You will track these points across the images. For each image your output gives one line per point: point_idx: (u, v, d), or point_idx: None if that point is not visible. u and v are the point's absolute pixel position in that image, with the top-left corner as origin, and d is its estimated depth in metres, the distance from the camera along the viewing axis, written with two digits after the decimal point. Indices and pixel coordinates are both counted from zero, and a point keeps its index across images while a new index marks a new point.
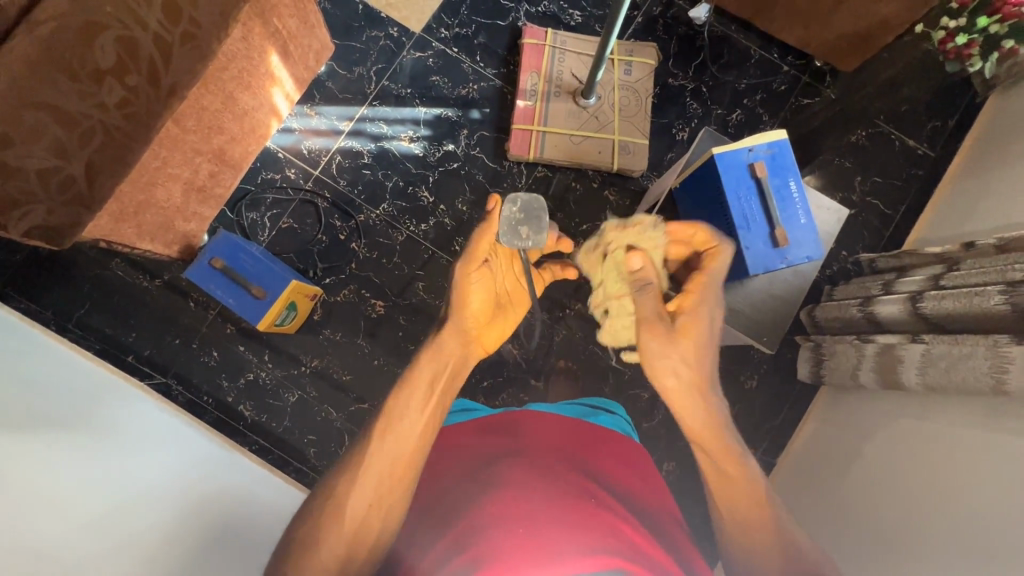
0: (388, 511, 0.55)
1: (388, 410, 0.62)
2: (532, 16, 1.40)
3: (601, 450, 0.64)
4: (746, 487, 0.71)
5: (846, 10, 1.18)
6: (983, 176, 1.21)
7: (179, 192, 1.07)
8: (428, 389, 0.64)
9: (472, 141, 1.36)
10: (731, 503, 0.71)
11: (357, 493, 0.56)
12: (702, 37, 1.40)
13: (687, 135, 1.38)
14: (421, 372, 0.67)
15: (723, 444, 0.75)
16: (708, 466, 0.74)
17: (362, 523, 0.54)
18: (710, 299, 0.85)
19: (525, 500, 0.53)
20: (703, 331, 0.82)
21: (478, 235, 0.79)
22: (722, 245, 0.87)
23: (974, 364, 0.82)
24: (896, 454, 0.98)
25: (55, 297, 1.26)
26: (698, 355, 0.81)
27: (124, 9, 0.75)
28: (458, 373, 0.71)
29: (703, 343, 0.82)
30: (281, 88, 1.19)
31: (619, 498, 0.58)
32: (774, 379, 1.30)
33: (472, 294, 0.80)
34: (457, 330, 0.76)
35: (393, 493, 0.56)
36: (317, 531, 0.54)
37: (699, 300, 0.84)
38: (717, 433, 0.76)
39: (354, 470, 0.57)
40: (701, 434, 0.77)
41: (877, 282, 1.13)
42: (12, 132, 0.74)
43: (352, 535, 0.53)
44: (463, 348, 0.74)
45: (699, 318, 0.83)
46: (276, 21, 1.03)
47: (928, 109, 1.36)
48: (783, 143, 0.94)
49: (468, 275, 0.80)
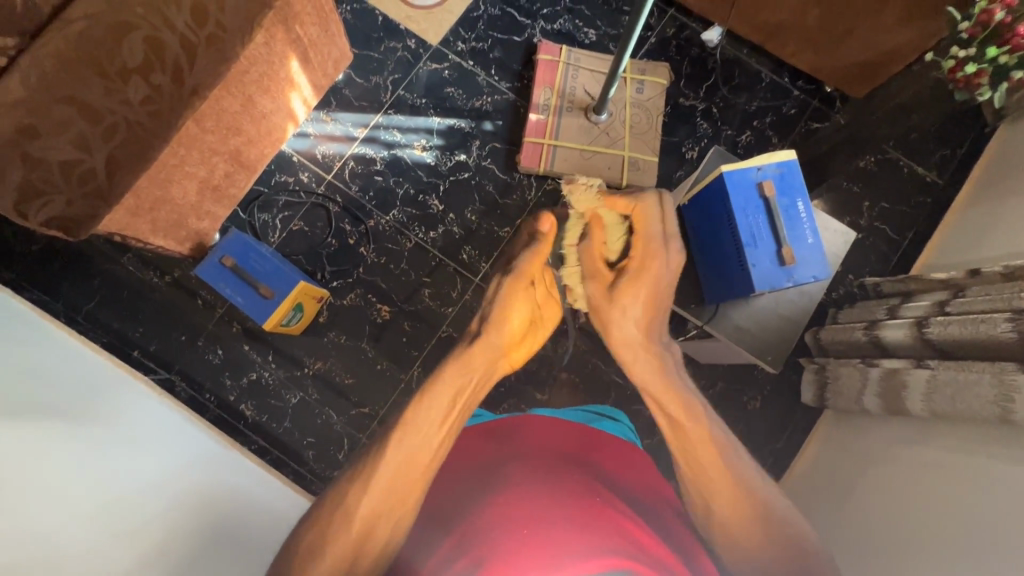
0: (398, 517, 0.46)
1: (406, 417, 0.49)
2: (547, 33, 1.43)
3: (604, 450, 0.62)
4: (707, 444, 0.51)
5: (857, 39, 1.20)
6: (991, 205, 1.22)
7: (194, 191, 1.09)
8: (453, 403, 0.51)
9: (483, 152, 1.38)
10: (689, 461, 0.51)
11: (370, 495, 0.46)
12: (714, 59, 1.42)
13: (696, 155, 1.39)
14: (450, 381, 0.52)
15: (680, 401, 0.53)
16: (674, 440, 0.52)
17: (369, 530, 0.45)
18: (659, 256, 0.62)
19: (528, 499, 0.53)
20: (659, 285, 0.60)
21: (529, 256, 0.63)
22: (640, 201, 0.65)
23: (980, 392, 0.82)
24: (900, 478, 0.97)
25: (66, 288, 1.28)
26: (652, 313, 0.59)
27: (153, 11, 0.78)
28: (486, 385, 0.55)
29: (657, 300, 0.60)
30: (300, 93, 1.22)
31: (622, 496, 0.56)
32: (777, 400, 1.29)
33: (515, 306, 0.60)
34: (489, 345, 0.56)
35: (407, 498, 0.47)
36: (319, 537, 0.44)
37: (646, 254, 0.62)
38: (667, 386, 0.54)
39: (366, 469, 0.47)
40: (656, 388, 0.54)
41: (882, 306, 1.13)
42: (38, 123, 0.76)
43: (357, 542, 0.44)
44: (494, 365, 0.56)
45: (649, 268, 0.61)
46: (298, 29, 1.06)
47: (937, 137, 1.38)
48: (792, 163, 0.95)
49: (514, 290, 0.60)
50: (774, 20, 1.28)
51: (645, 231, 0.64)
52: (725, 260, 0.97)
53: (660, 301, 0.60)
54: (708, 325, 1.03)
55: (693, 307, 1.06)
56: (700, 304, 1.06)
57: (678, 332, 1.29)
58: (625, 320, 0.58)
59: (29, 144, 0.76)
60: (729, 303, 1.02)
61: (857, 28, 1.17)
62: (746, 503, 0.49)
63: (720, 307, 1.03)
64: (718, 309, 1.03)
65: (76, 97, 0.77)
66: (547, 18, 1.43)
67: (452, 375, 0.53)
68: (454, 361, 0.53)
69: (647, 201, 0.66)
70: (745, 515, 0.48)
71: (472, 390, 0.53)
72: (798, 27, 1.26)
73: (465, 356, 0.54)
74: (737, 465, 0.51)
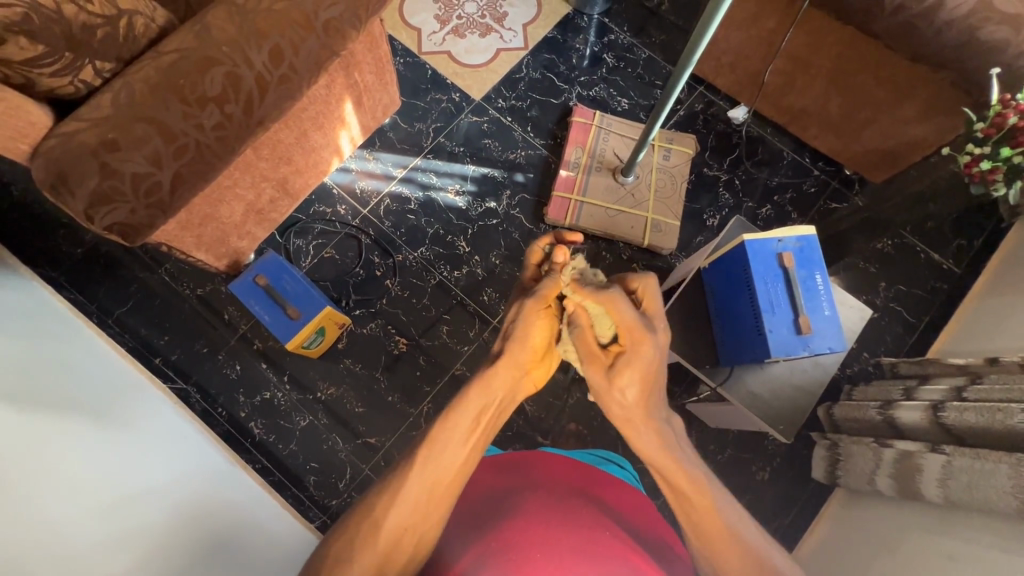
0: (425, 529, 0.49)
1: (432, 436, 0.52)
2: (583, 98, 1.53)
3: (612, 486, 0.62)
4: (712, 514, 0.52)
5: (877, 127, 1.27)
6: (1007, 296, 1.23)
7: (240, 212, 1.16)
8: (478, 421, 0.53)
9: (513, 201, 1.45)
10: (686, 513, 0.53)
11: (396, 511, 0.48)
12: (739, 135, 1.50)
13: (717, 223, 1.44)
14: (475, 402, 0.55)
15: (693, 487, 0.53)
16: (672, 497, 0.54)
17: (399, 537, 0.48)
18: (648, 340, 0.58)
19: (542, 523, 0.52)
20: (650, 370, 0.58)
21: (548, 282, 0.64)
22: (608, 293, 0.59)
23: (997, 482, 0.80)
24: (910, 565, 0.94)
25: (102, 292, 1.33)
26: (646, 392, 0.58)
27: (237, 50, 0.86)
28: (510, 402, 0.59)
29: (651, 379, 0.58)
30: (349, 131, 1.30)
31: (632, 532, 0.56)
32: (786, 472, 1.28)
33: (536, 328, 0.62)
34: (514, 362, 0.59)
35: (430, 514, 0.49)
36: (344, 552, 0.47)
37: (634, 339, 0.58)
38: (668, 461, 0.55)
39: (391, 488, 0.49)
40: (655, 459, 0.55)
41: (898, 387, 1.13)
42: (120, 138, 0.82)
43: (386, 549, 0.47)
44: (515, 382, 0.59)
45: (639, 359, 0.58)
46: (357, 75, 1.16)
47: (954, 228, 1.42)
48: (811, 238, 0.99)
49: (534, 315, 0.62)
50: (799, 105, 1.36)
51: (622, 318, 0.58)
52: (743, 324, 0.99)
53: (657, 381, 0.59)
54: (721, 387, 1.04)
55: (707, 368, 1.08)
56: (714, 366, 1.08)
57: (689, 393, 1.30)
58: (624, 402, 0.58)
59: (109, 156, 0.81)
60: (743, 367, 1.03)
61: (878, 118, 1.25)
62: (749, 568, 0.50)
63: (734, 370, 1.05)
64: (732, 372, 1.05)
65: (157, 118, 0.83)
66: (584, 84, 1.53)
67: (476, 395, 0.55)
68: (478, 382, 0.56)
69: (615, 290, 0.60)
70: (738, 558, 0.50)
71: (494, 411, 0.55)
72: (821, 112, 1.34)
73: (487, 380, 0.57)
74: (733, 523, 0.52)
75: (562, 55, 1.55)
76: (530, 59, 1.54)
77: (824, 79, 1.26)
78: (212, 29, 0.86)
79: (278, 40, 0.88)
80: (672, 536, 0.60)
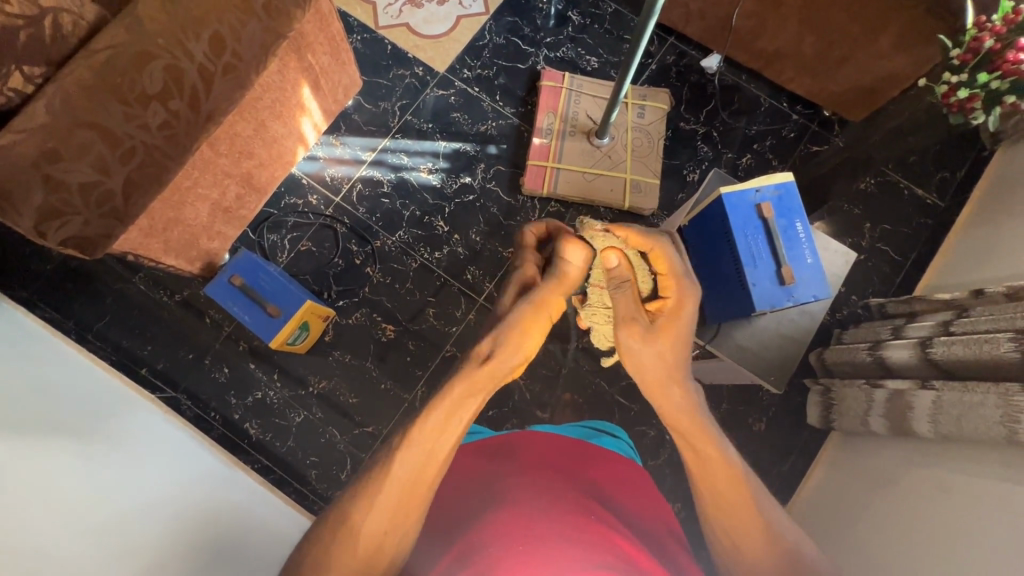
0: (403, 533, 0.50)
1: (409, 437, 0.53)
2: (550, 60, 1.47)
3: (604, 468, 0.62)
4: (736, 486, 0.57)
5: (853, 64, 1.23)
6: (991, 225, 1.22)
7: (206, 212, 1.12)
8: (460, 421, 0.54)
9: (488, 175, 1.41)
10: (706, 480, 0.58)
11: (374, 516, 0.50)
12: (713, 84, 1.46)
13: (697, 177, 1.42)
14: (454, 400, 0.55)
15: (691, 421, 0.61)
16: (692, 461, 0.60)
17: (378, 543, 0.49)
18: (691, 291, 0.68)
19: (525, 514, 0.53)
20: (689, 324, 0.66)
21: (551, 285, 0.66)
22: (660, 242, 0.72)
23: (985, 412, 0.81)
24: (907, 501, 0.95)
25: (78, 307, 1.30)
26: (680, 349, 0.65)
27: (174, 42, 0.82)
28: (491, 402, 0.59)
29: (688, 334, 0.66)
30: (310, 118, 1.25)
31: (622, 519, 0.56)
32: (782, 420, 1.30)
33: (531, 336, 0.63)
34: (499, 368, 0.59)
35: (407, 516, 0.50)
36: (325, 557, 0.49)
37: (680, 291, 0.68)
38: (693, 420, 0.61)
39: (368, 491, 0.51)
40: (679, 420, 0.62)
41: (886, 327, 1.13)
42: (61, 148, 0.78)
43: (366, 555, 0.49)
44: (498, 384, 0.59)
45: (681, 312, 0.67)
46: (311, 57, 1.11)
47: (936, 160, 1.40)
48: (790, 185, 0.97)
49: (534, 318, 0.63)
50: (772, 48, 1.32)
51: (672, 268, 0.70)
52: (726, 280, 0.98)
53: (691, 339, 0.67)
54: (710, 344, 1.03)
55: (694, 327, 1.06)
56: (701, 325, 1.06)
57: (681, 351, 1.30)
58: (664, 357, 0.64)
59: (52, 167, 0.78)
60: (730, 323, 1.02)
61: (854, 55, 1.21)
62: (769, 545, 0.55)
63: (721, 327, 1.03)
64: (720, 329, 1.03)
65: (98, 123, 0.79)
66: (550, 46, 1.48)
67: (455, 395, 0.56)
68: (461, 381, 0.56)
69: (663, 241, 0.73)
70: (748, 516, 0.56)
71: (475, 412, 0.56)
72: (796, 54, 1.29)
73: (472, 377, 0.57)
74: (745, 480, 0.59)
75: (526, 17, 1.48)
76: (493, 24, 1.47)
77: (794, 19, 1.21)
78: (143, 20, 0.81)
79: (217, 27, 0.84)
80: (666, 515, 0.61)
